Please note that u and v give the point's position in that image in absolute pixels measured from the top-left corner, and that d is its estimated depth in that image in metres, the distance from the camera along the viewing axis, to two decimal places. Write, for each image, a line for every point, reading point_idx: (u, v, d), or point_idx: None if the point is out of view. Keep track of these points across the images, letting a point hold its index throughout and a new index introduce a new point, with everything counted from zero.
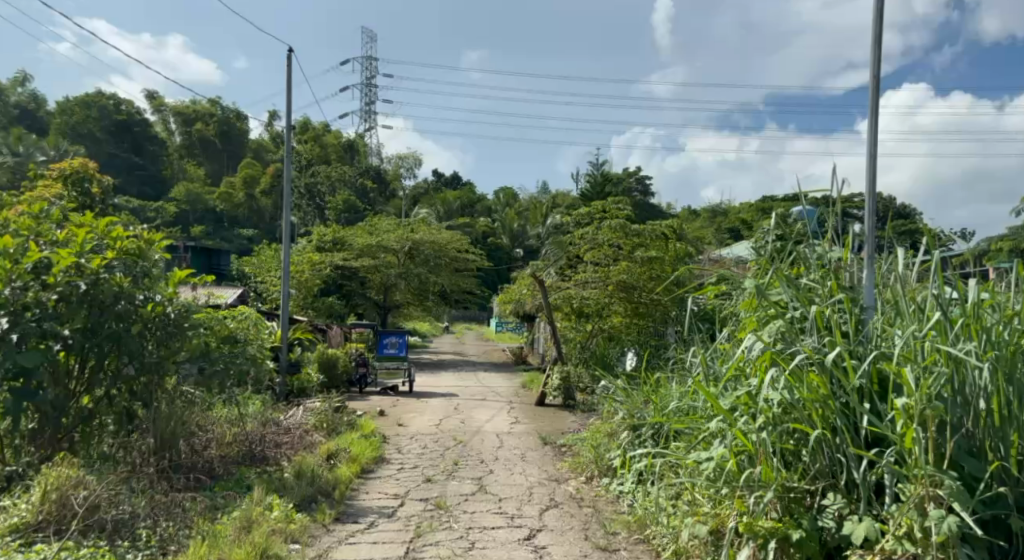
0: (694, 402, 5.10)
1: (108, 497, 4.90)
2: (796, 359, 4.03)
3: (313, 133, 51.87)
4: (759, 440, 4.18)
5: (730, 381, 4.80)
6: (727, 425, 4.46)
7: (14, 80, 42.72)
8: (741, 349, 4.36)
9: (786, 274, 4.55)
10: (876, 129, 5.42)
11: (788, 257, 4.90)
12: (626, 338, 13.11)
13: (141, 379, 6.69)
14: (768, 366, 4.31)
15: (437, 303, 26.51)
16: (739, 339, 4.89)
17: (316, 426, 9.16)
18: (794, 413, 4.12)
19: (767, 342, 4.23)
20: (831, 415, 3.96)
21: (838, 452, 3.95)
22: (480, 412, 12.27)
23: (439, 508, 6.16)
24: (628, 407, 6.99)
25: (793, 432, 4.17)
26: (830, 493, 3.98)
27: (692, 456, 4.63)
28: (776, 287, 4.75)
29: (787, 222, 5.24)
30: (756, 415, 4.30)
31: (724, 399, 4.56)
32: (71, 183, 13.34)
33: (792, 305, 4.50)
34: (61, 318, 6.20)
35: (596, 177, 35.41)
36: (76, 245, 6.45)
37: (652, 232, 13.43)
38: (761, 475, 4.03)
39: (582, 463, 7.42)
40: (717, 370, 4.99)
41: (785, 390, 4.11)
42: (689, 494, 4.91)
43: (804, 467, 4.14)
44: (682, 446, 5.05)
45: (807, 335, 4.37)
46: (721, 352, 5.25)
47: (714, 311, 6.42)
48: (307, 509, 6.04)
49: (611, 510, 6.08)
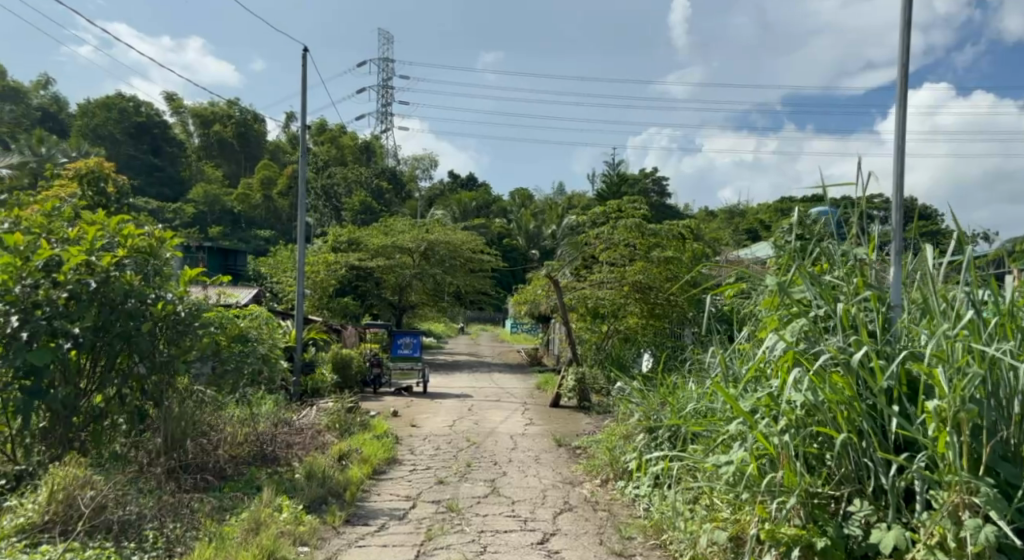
0: (713, 404, 4.96)
1: (115, 498, 4.81)
2: (820, 358, 3.87)
3: (330, 135, 52.06)
4: (781, 443, 4.03)
5: (750, 382, 4.66)
6: (747, 428, 4.32)
7: (36, 82, 43.29)
8: (762, 349, 4.21)
9: (809, 271, 4.39)
10: (902, 124, 5.25)
11: (810, 255, 4.75)
12: (643, 339, 12.95)
13: (152, 377, 6.63)
14: (790, 366, 4.15)
15: (452, 304, 26.42)
16: (760, 338, 4.75)
17: (328, 426, 9.09)
18: (817, 415, 3.97)
19: (789, 342, 4.07)
20: (857, 417, 3.81)
21: (865, 457, 3.81)
22: (494, 414, 12.16)
23: (451, 511, 6.06)
24: (644, 408, 6.86)
25: (817, 435, 4.02)
26: (856, 499, 3.84)
27: (710, 459, 4.49)
28: (799, 285, 4.59)
29: (809, 220, 5.09)
30: (778, 417, 4.16)
31: (744, 401, 4.42)
32: (87, 183, 13.39)
33: (816, 304, 4.34)
34: (71, 316, 6.15)
35: (612, 177, 35.22)
36: (86, 242, 6.38)
37: (669, 232, 13.37)
38: (784, 480, 3.89)
39: (596, 465, 7.30)
40: (736, 370, 4.85)
41: (809, 391, 3.95)
42: (707, 498, 4.78)
43: (828, 472, 3.99)
44: (700, 450, 4.91)
45: (832, 334, 4.20)
46: (740, 353, 5.11)
47: (732, 311, 6.27)
48: (317, 510, 5.95)
49: (627, 514, 5.95)
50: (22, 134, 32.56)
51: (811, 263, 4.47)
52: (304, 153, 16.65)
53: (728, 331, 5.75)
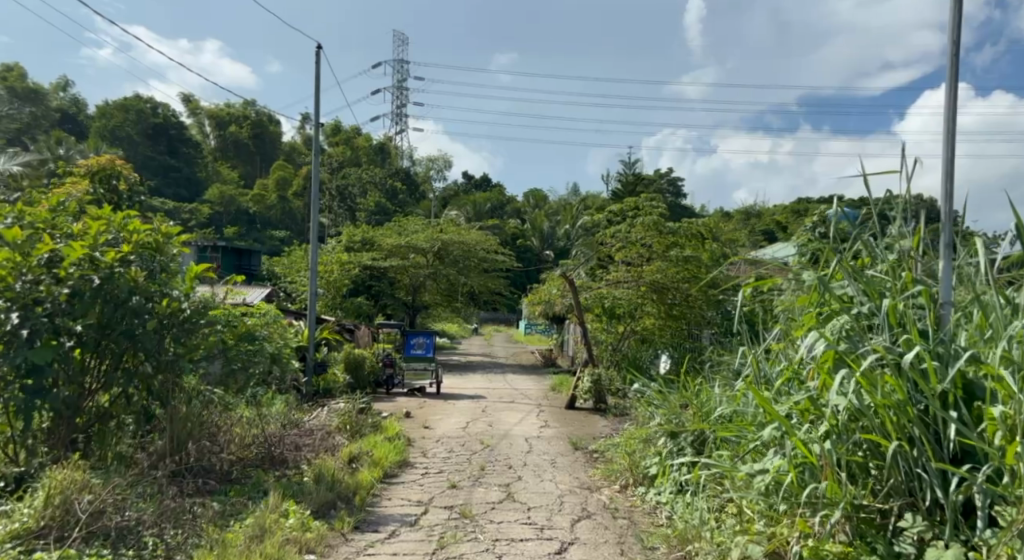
0: (743, 407, 4.70)
1: (114, 503, 4.60)
2: (868, 359, 3.59)
3: (345, 136, 52.10)
4: (822, 451, 3.77)
5: (785, 385, 4.39)
6: (784, 434, 4.07)
7: (55, 84, 43.66)
8: (800, 349, 3.93)
9: (850, 264, 4.11)
10: (951, 110, 4.92)
11: (851, 248, 4.46)
12: (659, 341, 12.65)
13: (157, 377, 6.45)
14: (832, 367, 3.87)
15: (466, 304, 26.20)
16: (794, 337, 4.48)
17: (339, 427, 8.90)
18: (863, 421, 3.70)
19: (830, 341, 3.78)
20: (908, 424, 3.54)
21: (917, 467, 3.53)
22: (509, 416, 11.92)
23: (465, 517, 5.82)
24: (666, 411, 6.58)
25: (863, 444, 3.76)
26: (909, 513, 3.57)
27: (742, 468, 4.26)
28: (840, 280, 4.32)
29: (848, 212, 4.80)
30: (819, 423, 3.90)
31: (779, 405, 4.16)
32: (98, 180, 13.30)
33: (859, 300, 4.06)
34: (74, 314, 5.99)
35: (627, 177, 34.92)
36: (89, 237, 6.19)
37: (687, 231, 13.18)
38: (829, 493, 3.63)
39: (615, 470, 7.05)
40: (768, 372, 4.59)
41: (854, 396, 3.68)
42: (737, 508, 4.56)
43: (875, 483, 3.72)
44: (728, 456, 4.66)
45: (878, 332, 3.91)
46: (771, 353, 4.85)
47: (765, 312, 6.01)
48: (325, 516, 5.72)
49: (648, 522, 5.70)
50: (41, 135, 32.67)
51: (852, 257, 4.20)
52: (316, 152, 16.46)
53: (759, 331, 5.48)
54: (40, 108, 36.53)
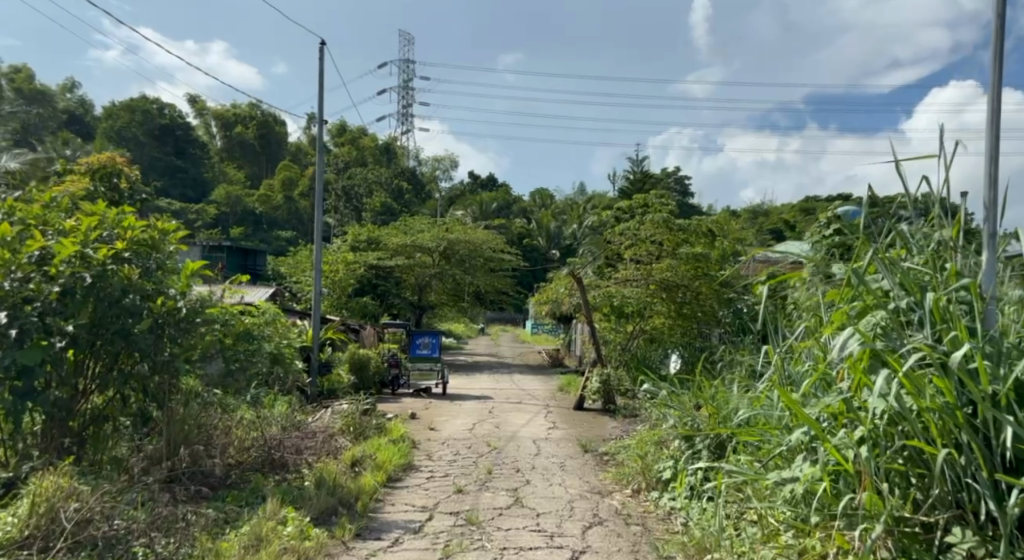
0: (766, 410, 4.46)
1: (102, 510, 4.38)
2: (910, 359, 3.33)
3: (351, 136, 51.98)
4: (859, 459, 3.54)
5: (813, 386, 4.15)
6: (815, 439, 3.83)
7: (62, 86, 43.69)
8: (833, 347, 3.68)
9: (884, 255, 3.85)
10: (995, 89, 4.58)
11: (885, 239, 4.18)
12: (670, 341, 12.41)
13: (154, 378, 6.21)
14: (868, 367, 3.62)
15: (472, 304, 25.96)
16: (822, 335, 4.22)
17: (342, 429, 8.68)
18: (904, 425, 3.46)
19: (866, 338, 3.52)
20: (955, 429, 3.29)
21: (967, 476, 3.29)
22: (516, 416, 11.72)
23: (471, 524, 5.59)
24: (679, 412, 6.33)
25: (904, 450, 3.52)
26: (957, 527, 3.34)
27: (769, 476, 4.02)
28: (873, 274, 4.06)
29: (879, 201, 4.51)
30: (854, 427, 3.66)
31: (809, 408, 3.91)
32: (100, 178, 13.11)
33: (896, 294, 3.79)
34: (65, 313, 5.77)
35: (634, 176, 34.58)
36: (80, 233, 5.97)
37: (697, 228, 12.96)
38: (869, 505, 3.41)
39: (627, 474, 6.79)
40: (793, 372, 4.35)
41: (895, 399, 3.42)
42: (762, 517, 4.33)
43: (917, 493, 3.50)
44: (750, 461, 4.44)
45: (917, 328, 3.65)
46: (795, 351, 4.59)
47: (788, 307, 5.74)
48: (325, 523, 5.50)
49: (663, 530, 5.44)
50: (48, 137, 32.68)
51: (887, 248, 3.94)
52: (320, 150, 16.18)
53: (781, 329, 5.23)
54: (49, 109, 36.55)
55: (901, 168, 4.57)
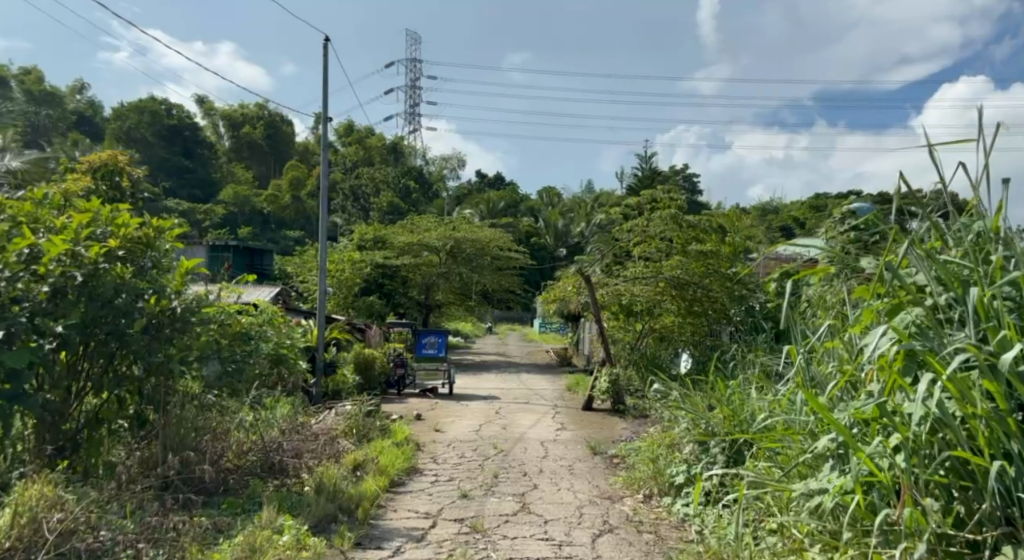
0: (790, 414, 4.22)
1: (87, 520, 4.17)
2: (954, 359, 3.09)
3: (358, 136, 51.85)
4: (896, 469, 3.29)
5: (842, 388, 3.91)
6: (845, 446, 3.59)
7: (71, 87, 43.71)
8: (866, 346, 3.44)
9: (920, 247, 3.60)
10: None
11: (919, 231, 3.94)
12: (679, 339, 12.26)
13: (149, 380, 6.07)
14: (904, 368, 3.38)
15: (479, 303, 25.76)
16: (852, 334, 3.98)
17: (345, 431, 8.46)
18: (947, 432, 3.21)
19: (903, 336, 3.28)
20: (1005, 436, 3.04)
21: (1018, 490, 3.03)
22: (524, 417, 11.49)
23: (476, 532, 5.37)
24: (692, 414, 6.10)
25: (946, 461, 3.29)
26: (1007, 546, 3.08)
27: (795, 486, 3.78)
28: (908, 268, 3.82)
29: (913, 191, 4.26)
30: (890, 434, 3.41)
31: (839, 413, 3.67)
32: (101, 176, 12.93)
33: (933, 290, 3.55)
34: (54, 313, 5.56)
35: (643, 173, 34.32)
36: (71, 230, 5.71)
37: (708, 225, 12.42)
38: (910, 521, 3.16)
39: (638, 479, 6.54)
40: (819, 374, 4.10)
41: (937, 404, 3.18)
42: (785, 529, 4.09)
43: (962, 508, 3.26)
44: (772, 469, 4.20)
45: (957, 327, 3.41)
46: (819, 353, 4.35)
47: (809, 303, 5.47)
48: (325, 532, 5.27)
49: (677, 538, 5.21)
50: (57, 138, 32.62)
51: (920, 239, 3.70)
52: (326, 146, 15.93)
53: (802, 327, 4.98)
54: (58, 110, 36.54)
55: (933, 156, 4.31)
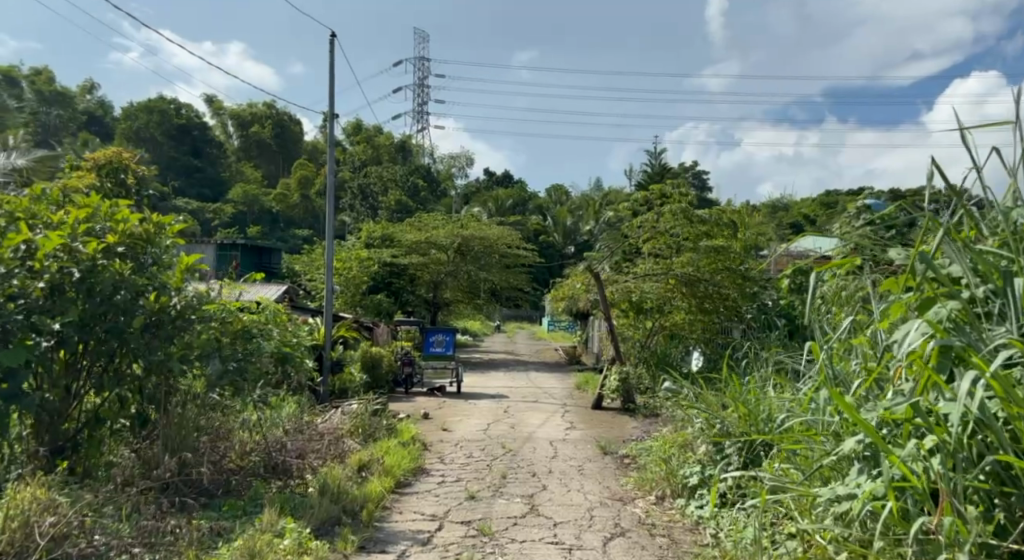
0: (812, 414, 4.04)
1: (81, 524, 4.01)
2: (998, 355, 2.91)
3: (366, 135, 51.78)
4: (933, 474, 3.11)
5: (868, 387, 3.74)
6: (875, 448, 3.41)
7: (81, 87, 43.81)
8: (899, 343, 3.26)
9: (956, 237, 3.43)
10: None
11: (952, 220, 3.76)
12: (690, 337, 12.06)
13: (150, 379, 5.94)
14: (941, 366, 3.20)
15: (488, 301, 25.60)
16: (880, 330, 3.80)
17: (352, 431, 8.32)
18: (988, 434, 3.04)
19: (941, 331, 3.11)
20: None
21: None
22: (533, 416, 11.32)
23: (483, 536, 5.20)
24: (706, 413, 5.92)
25: (987, 464, 3.11)
26: None
27: (821, 490, 3.59)
28: (942, 259, 3.64)
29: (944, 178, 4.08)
30: (926, 436, 3.23)
31: (869, 413, 3.49)
32: (107, 174, 12.82)
33: (969, 281, 3.38)
34: (51, 310, 5.41)
35: (652, 170, 34.06)
36: (69, 226, 5.64)
37: (719, 220, 12.30)
38: (951, 531, 2.96)
39: (650, 480, 6.38)
40: (844, 372, 3.92)
41: (978, 403, 3.00)
42: (808, 535, 3.90)
43: (1003, 516, 3.08)
44: (793, 472, 4.02)
45: (996, 321, 3.24)
46: (843, 350, 4.17)
47: (834, 297, 5.23)
48: (327, 535, 5.12)
49: (692, 542, 5.04)
50: (67, 138, 32.63)
51: (955, 227, 3.52)
52: (332, 142, 15.79)
53: (825, 324, 4.78)
54: (69, 111, 36.66)
55: (959, 140, 4.00)
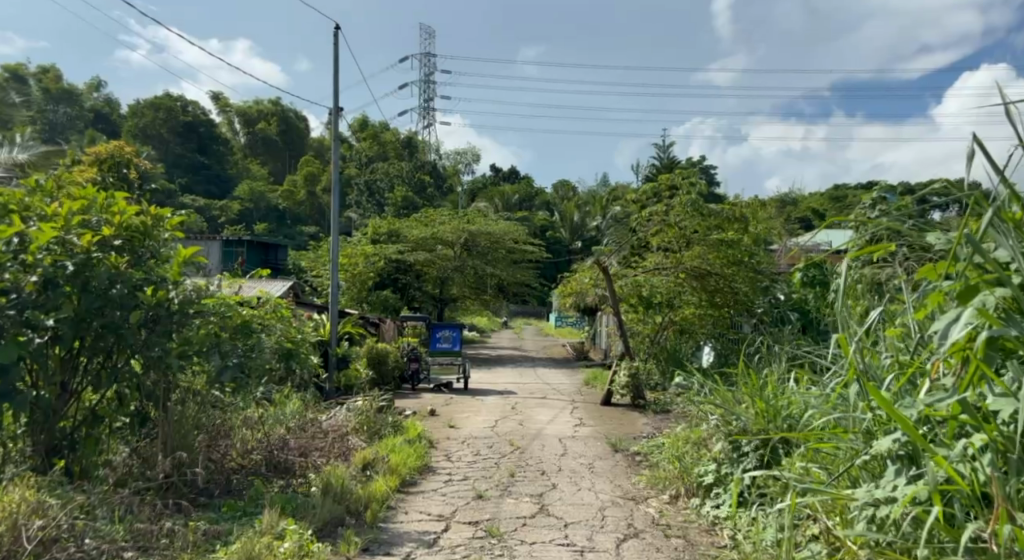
0: (842, 411, 3.83)
1: (71, 528, 3.85)
2: None
3: (372, 131, 51.66)
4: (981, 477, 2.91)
5: (904, 382, 3.53)
6: (916, 448, 3.21)
7: (89, 85, 43.78)
8: (944, 334, 3.05)
9: (1003, 219, 3.20)
10: None
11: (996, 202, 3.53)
12: (700, 331, 11.95)
13: (149, 376, 5.73)
14: (990, 359, 2.98)
15: (495, 297, 25.42)
16: (915, 321, 3.60)
17: (357, 428, 8.15)
18: None
19: (991, 322, 2.89)
20: None
21: None
22: (541, 412, 11.13)
23: (492, 537, 5.01)
24: (722, 409, 5.71)
25: None
26: None
27: (856, 493, 3.39)
28: (985, 245, 3.42)
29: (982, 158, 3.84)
30: (973, 435, 3.02)
31: (909, 410, 3.28)
32: (109, 169, 12.67)
33: (1018, 268, 3.16)
34: (44, 306, 5.21)
35: (659, 164, 33.80)
36: (62, 218, 5.48)
37: (729, 213, 12.11)
38: (1006, 539, 2.75)
39: (663, 479, 6.19)
40: (877, 366, 3.72)
41: None
42: (838, 539, 3.71)
43: None
44: (822, 473, 3.82)
45: None
46: (875, 344, 3.97)
47: (868, 285, 5.00)
48: (329, 538, 4.93)
49: (708, 544, 4.85)
50: (74, 136, 32.60)
51: (1001, 210, 3.29)
52: (337, 137, 15.61)
53: (851, 316, 4.58)
54: (76, 109, 36.63)
55: (1006, 115, 3.62)
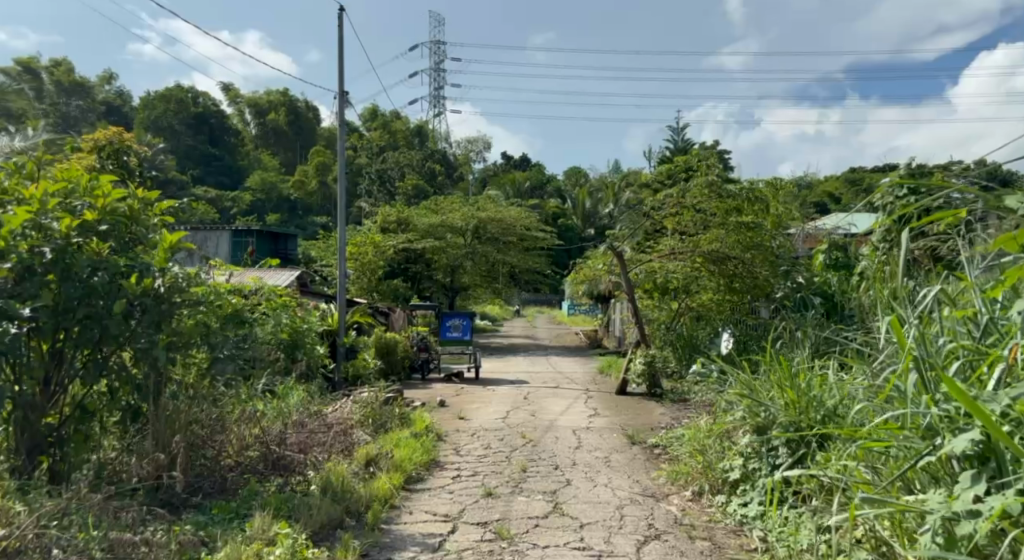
0: (896, 404, 3.45)
1: (37, 539, 3.50)
2: None
3: (383, 120, 51.25)
4: None
5: (975, 370, 3.16)
6: (998, 448, 2.83)
7: (99, 78, 43.44)
8: None
9: None
10: None
11: None
12: (717, 319, 11.68)
13: (138, 370, 5.36)
14: None
15: (507, 286, 25.01)
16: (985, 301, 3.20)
17: (361, 421, 7.82)
18: None
19: None
20: None
21: None
22: (554, 403, 10.75)
23: (501, 539, 4.66)
24: (748, 400, 5.31)
25: None
26: None
27: (926, 499, 3.01)
28: None
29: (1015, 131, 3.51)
30: None
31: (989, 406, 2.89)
32: (110, 157, 12.31)
33: None
34: (20, 296, 4.87)
35: (672, 149, 33.23)
36: (38, 201, 5.11)
37: (748, 195, 11.56)
38: None
39: (684, 473, 5.81)
40: (939, 353, 3.34)
41: None
42: (896, 546, 3.33)
43: None
44: (876, 472, 3.43)
45: None
46: (931, 328, 3.58)
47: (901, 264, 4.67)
48: (326, 541, 4.59)
49: (737, 546, 4.47)
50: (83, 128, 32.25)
51: None
52: (342, 122, 15.26)
53: (894, 298, 4.17)
54: (87, 100, 36.35)
55: None
